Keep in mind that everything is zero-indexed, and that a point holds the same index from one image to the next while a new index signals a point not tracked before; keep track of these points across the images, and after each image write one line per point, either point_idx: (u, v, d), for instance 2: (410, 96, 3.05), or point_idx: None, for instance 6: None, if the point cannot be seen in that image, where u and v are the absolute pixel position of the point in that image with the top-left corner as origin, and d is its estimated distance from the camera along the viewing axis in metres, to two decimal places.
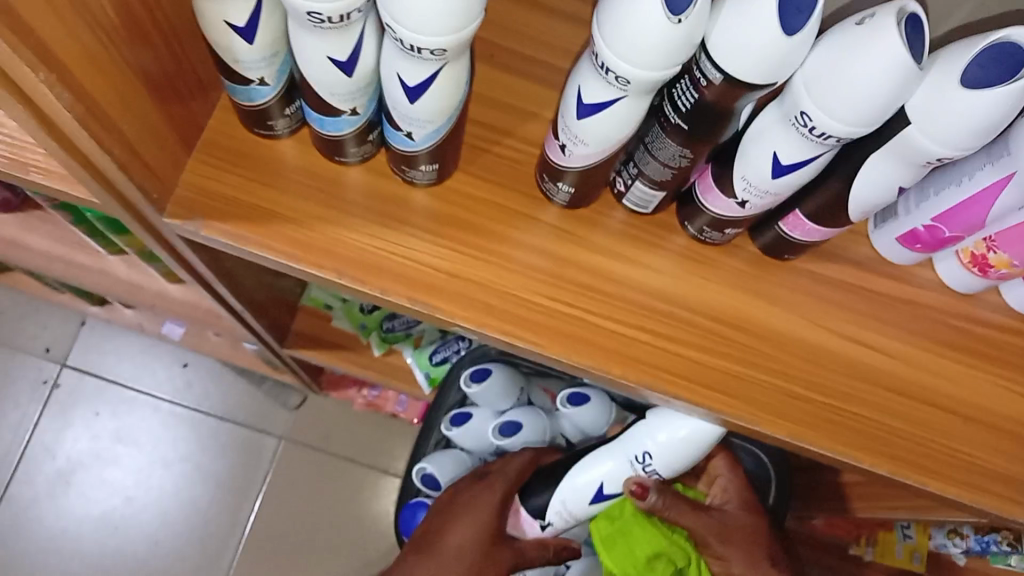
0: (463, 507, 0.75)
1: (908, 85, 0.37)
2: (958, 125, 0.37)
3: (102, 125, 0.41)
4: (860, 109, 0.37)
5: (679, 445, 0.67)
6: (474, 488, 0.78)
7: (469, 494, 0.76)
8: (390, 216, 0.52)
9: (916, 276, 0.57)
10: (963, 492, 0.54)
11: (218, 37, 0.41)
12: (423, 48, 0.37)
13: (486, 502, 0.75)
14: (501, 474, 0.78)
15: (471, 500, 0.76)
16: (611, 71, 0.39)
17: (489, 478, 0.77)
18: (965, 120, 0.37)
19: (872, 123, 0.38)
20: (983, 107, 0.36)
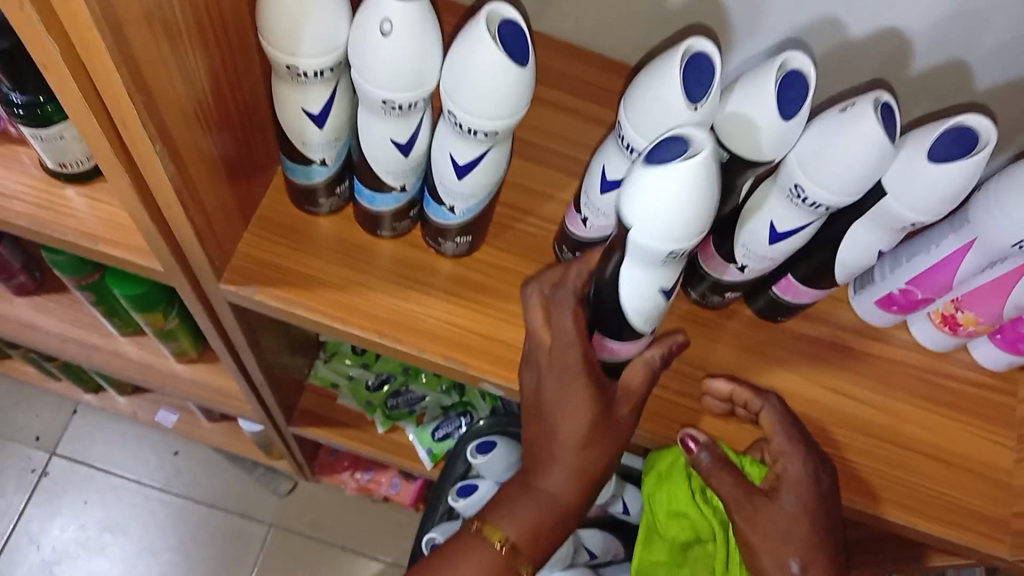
0: (543, 446, 0.52)
1: (886, 160, 0.44)
2: (645, 208, 0.41)
3: (191, 196, 0.45)
4: (846, 181, 0.44)
5: (675, 197, 0.40)
6: (534, 352, 0.52)
7: (548, 393, 0.51)
8: (423, 283, 0.58)
9: (893, 336, 0.64)
10: (949, 531, 0.59)
11: (293, 122, 0.47)
12: (479, 131, 0.44)
13: (569, 395, 0.51)
14: (556, 344, 0.50)
15: (560, 407, 0.51)
16: (634, 150, 0.46)
17: (555, 351, 0.50)
18: (638, 193, 0.41)
19: (856, 192, 0.45)
20: (676, 184, 0.39)
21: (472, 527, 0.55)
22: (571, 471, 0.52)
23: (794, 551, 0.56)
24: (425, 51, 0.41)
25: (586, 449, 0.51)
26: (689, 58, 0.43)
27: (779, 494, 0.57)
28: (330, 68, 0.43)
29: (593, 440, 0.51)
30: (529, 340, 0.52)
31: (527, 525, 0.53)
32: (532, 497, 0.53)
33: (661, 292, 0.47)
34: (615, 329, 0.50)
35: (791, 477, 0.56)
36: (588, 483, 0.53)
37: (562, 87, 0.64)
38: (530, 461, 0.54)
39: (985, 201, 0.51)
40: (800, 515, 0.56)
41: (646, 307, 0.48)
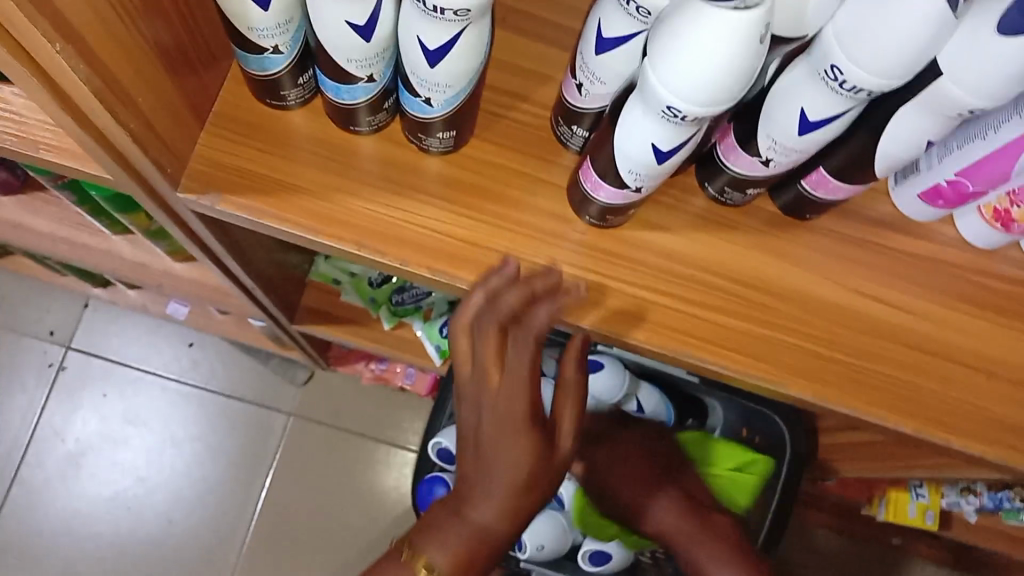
0: (477, 465, 0.52)
1: (941, 35, 0.36)
2: (692, 60, 0.34)
3: (121, 102, 0.40)
4: (892, 61, 0.36)
5: (708, 52, 0.33)
6: (475, 384, 0.50)
7: (486, 424, 0.50)
8: (408, 185, 0.52)
9: (936, 233, 0.57)
10: (987, 449, 0.54)
11: (233, 4, 0.40)
12: (446, 10, 0.36)
13: (514, 453, 0.50)
14: (505, 375, 0.49)
15: (496, 443, 0.50)
16: (633, 1, 0.38)
17: (505, 380, 0.49)
18: (678, 43, 0.34)
19: (903, 74, 0.37)
20: (718, 37, 0.33)
21: (401, 553, 0.55)
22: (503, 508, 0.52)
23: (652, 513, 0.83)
24: None
25: (529, 493, 0.52)
26: None
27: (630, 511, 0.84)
28: None
29: (529, 486, 0.51)
30: (474, 366, 0.50)
31: (458, 552, 0.53)
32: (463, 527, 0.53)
33: (654, 150, 0.41)
34: (604, 168, 0.45)
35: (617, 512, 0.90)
36: None
37: None
38: (463, 489, 0.53)
39: None
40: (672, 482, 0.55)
41: (639, 158, 0.42)
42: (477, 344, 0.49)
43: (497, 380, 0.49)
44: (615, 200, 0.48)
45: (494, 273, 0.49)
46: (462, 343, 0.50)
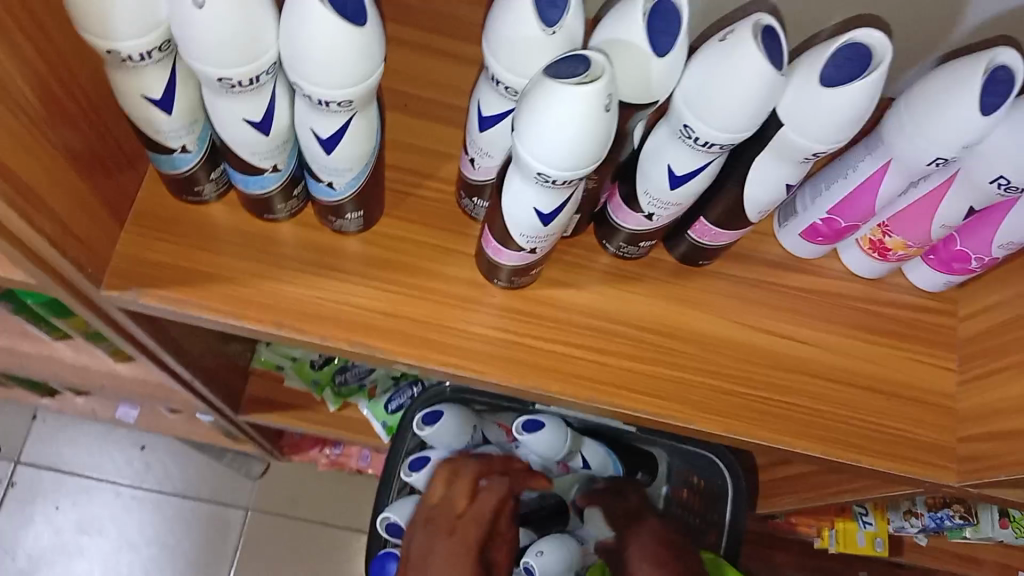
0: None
1: (774, 91, 0.40)
2: (547, 128, 0.38)
3: (35, 205, 0.43)
4: (735, 116, 0.41)
5: (558, 119, 0.37)
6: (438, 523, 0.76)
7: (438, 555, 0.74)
8: (326, 265, 0.55)
9: (826, 267, 0.61)
10: (893, 464, 0.57)
11: (137, 110, 0.43)
12: (330, 101, 0.40)
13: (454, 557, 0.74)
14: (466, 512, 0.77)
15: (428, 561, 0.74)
16: (500, 83, 0.43)
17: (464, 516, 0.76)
18: (534, 113, 0.38)
19: (747, 128, 0.41)
20: (563, 105, 0.37)
21: None
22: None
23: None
24: (255, 18, 0.37)
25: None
26: None
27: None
28: (158, 48, 0.40)
29: None
30: (441, 501, 0.78)
31: None
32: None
33: (537, 213, 0.44)
34: (501, 234, 0.49)
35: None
36: None
37: (454, 38, 0.61)
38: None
39: (894, 121, 0.48)
40: None
41: (525, 222, 0.46)
42: (451, 490, 0.79)
43: (460, 511, 0.77)
44: (518, 261, 0.51)
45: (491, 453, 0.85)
46: (438, 488, 0.80)
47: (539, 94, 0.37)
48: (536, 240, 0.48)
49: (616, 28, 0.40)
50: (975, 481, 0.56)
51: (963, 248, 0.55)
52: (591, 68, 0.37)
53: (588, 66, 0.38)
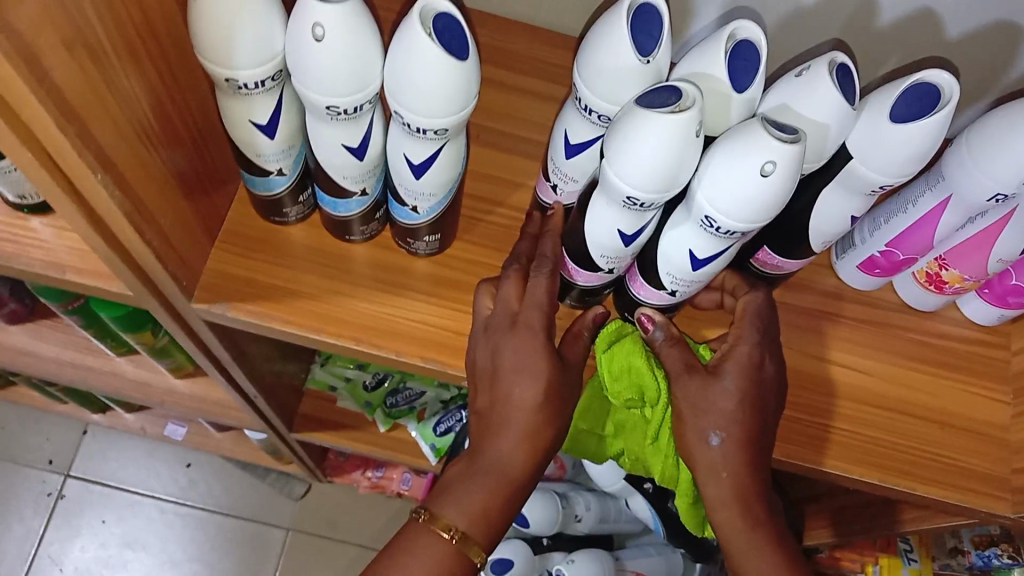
0: (495, 412, 0.51)
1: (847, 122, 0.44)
2: (643, 153, 0.42)
3: (147, 219, 0.45)
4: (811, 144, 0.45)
5: (654, 147, 0.41)
6: (495, 323, 0.52)
7: (511, 354, 0.51)
8: (405, 287, 0.57)
9: (881, 300, 0.63)
10: (947, 492, 0.58)
11: (244, 135, 0.46)
12: (428, 129, 0.43)
13: (530, 351, 0.51)
14: (524, 306, 0.52)
15: (520, 366, 0.51)
16: (593, 111, 0.45)
17: (521, 314, 0.51)
18: (630, 144, 0.42)
19: (821, 157, 0.45)
20: (660, 134, 0.41)
21: (417, 518, 0.52)
22: (522, 437, 0.51)
23: (717, 421, 0.51)
24: (366, 51, 0.40)
25: (543, 414, 0.51)
26: (637, 9, 0.42)
27: (720, 371, 0.52)
28: (271, 78, 0.43)
29: (547, 405, 0.51)
30: (497, 307, 0.53)
31: (478, 510, 0.51)
32: (481, 471, 0.51)
33: (619, 235, 0.49)
34: (579, 254, 0.53)
35: (741, 352, 0.52)
36: (536, 451, 0.51)
37: (526, 73, 0.64)
38: (481, 427, 0.52)
39: (955, 158, 0.50)
40: (732, 391, 0.51)
41: (608, 243, 0.50)
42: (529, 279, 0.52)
43: (519, 300, 0.52)
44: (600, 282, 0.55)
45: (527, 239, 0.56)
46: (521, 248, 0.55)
47: (635, 124, 0.42)
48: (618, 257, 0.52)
49: (699, 63, 0.44)
50: None
51: (1019, 281, 0.57)
52: (683, 98, 0.41)
53: (680, 96, 0.42)
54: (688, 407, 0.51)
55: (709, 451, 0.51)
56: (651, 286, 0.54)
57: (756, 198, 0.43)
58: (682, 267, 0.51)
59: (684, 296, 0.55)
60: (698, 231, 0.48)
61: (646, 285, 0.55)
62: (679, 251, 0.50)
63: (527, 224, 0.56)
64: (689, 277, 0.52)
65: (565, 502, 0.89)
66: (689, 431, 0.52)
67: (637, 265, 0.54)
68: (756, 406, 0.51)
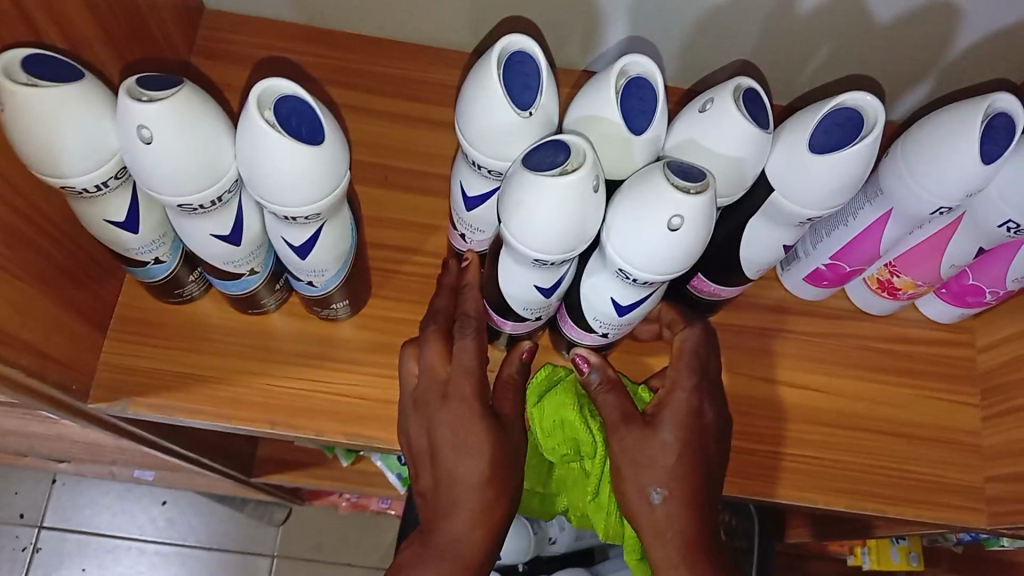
0: (439, 492, 0.47)
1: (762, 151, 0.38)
2: (541, 217, 0.36)
3: (5, 340, 0.41)
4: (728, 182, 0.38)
5: (554, 207, 0.35)
6: (425, 394, 0.48)
7: (444, 429, 0.47)
8: (320, 356, 0.53)
9: (833, 308, 0.59)
10: (919, 510, 0.55)
11: (104, 234, 0.42)
12: (297, 217, 0.38)
13: (465, 422, 0.47)
14: (452, 374, 0.48)
15: (457, 441, 0.47)
16: (482, 167, 0.40)
17: (450, 384, 0.47)
18: (524, 207, 0.36)
19: (739, 188, 0.39)
20: (555, 194, 0.35)
21: None
22: (472, 515, 0.47)
23: (658, 476, 0.46)
24: (207, 142, 0.36)
25: (489, 488, 0.47)
26: (510, 59, 0.37)
27: (659, 421, 0.47)
28: (114, 176, 0.38)
29: (493, 478, 0.47)
30: (421, 378, 0.49)
31: None
32: (432, 554, 0.47)
33: (537, 289, 0.43)
34: (502, 307, 0.48)
35: (679, 399, 0.48)
36: (489, 527, 0.47)
37: (433, 102, 0.59)
38: (426, 508, 0.48)
39: (893, 169, 0.46)
40: (673, 442, 0.47)
41: (528, 298, 0.44)
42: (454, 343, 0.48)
43: (447, 367, 0.48)
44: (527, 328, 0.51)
45: (446, 289, 0.51)
46: (440, 301, 0.51)
47: (529, 183, 0.35)
48: (537, 308, 0.46)
49: (590, 106, 0.38)
50: (1006, 523, 0.54)
51: (976, 282, 0.53)
52: (572, 156, 0.36)
53: (569, 152, 0.36)
54: (628, 464, 0.47)
55: (654, 508, 0.47)
56: (581, 327, 0.48)
57: (668, 250, 0.36)
58: (608, 314, 0.44)
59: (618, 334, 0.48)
60: (615, 279, 0.41)
61: (578, 327, 0.48)
62: (601, 300, 0.43)
63: (444, 276, 0.52)
64: (615, 321, 0.45)
65: (538, 526, 0.85)
66: (630, 488, 0.47)
67: (564, 305, 0.47)
68: (701, 454, 0.47)
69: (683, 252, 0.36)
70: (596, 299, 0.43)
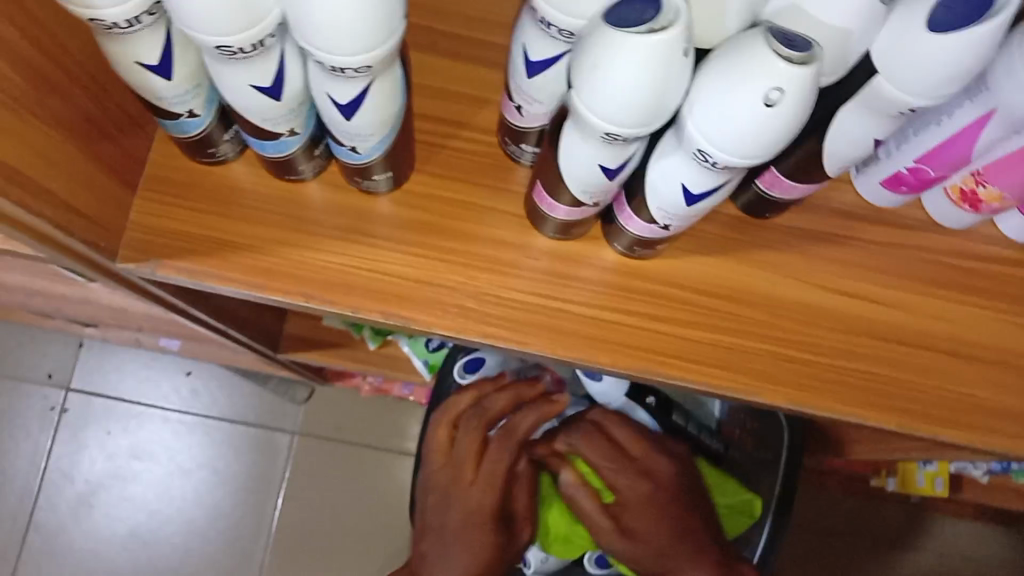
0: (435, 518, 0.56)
1: (870, 24, 0.34)
2: (621, 81, 0.32)
3: (28, 189, 0.39)
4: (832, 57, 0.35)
5: (635, 71, 0.32)
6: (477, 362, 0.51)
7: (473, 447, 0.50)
8: (357, 230, 0.51)
9: (905, 219, 0.55)
10: (973, 435, 0.52)
11: (135, 78, 0.39)
12: (346, 68, 0.35)
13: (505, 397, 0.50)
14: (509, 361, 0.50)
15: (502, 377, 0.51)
16: (551, 25, 0.36)
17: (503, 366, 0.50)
18: (603, 69, 0.32)
19: (841, 65, 0.35)
20: (639, 57, 0.31)
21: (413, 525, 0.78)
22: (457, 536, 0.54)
23: None
24: None
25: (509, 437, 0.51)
26: None
27: None
28: (147, 12, 0.34)
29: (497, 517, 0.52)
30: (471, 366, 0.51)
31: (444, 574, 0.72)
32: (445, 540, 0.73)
33: (602, 170, 0.39)
34: (555, 188, 0.45)
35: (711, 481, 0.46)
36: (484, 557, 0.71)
37: None
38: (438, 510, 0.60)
39: (1005, 63, 0.41)
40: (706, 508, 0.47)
41: (589, 179, 0.41)
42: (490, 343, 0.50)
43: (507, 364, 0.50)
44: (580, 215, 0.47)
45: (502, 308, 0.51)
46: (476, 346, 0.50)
47: (611, 41, 0.31)
48: (601, 191, 0.42)
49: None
50: None
51: None
52: (662, 12, 0.31)
53: (658, 8, 0.31)
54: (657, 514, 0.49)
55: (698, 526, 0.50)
56: (641, 219, 0.45)
57: (754, 132, 0.33)
58: (675, 203, 0.41)
59: (683, 227, 0.45)
60: (692, 163, 0.37)
61: (637, 219, 0.45)
62: (670, 186, 0.40)
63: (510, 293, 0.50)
64: (681, 212, 0.42)
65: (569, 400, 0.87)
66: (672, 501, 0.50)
67: (624, 192, 0.44)
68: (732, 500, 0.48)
69: (774, 135, 0.33)
70: (664, 185, 0.40)
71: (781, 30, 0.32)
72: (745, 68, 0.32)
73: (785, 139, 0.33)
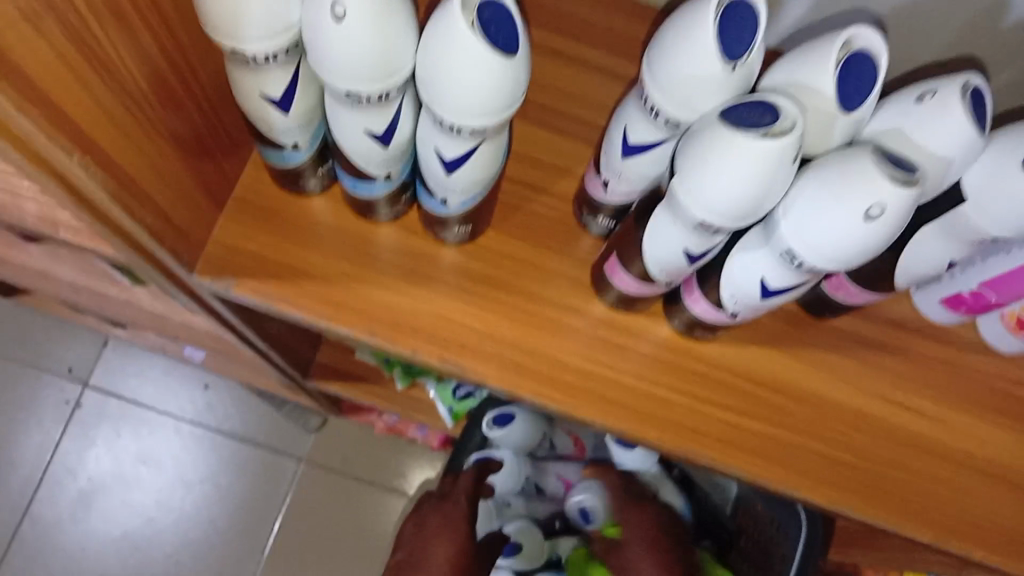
0: None
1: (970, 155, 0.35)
2: (728, 179, 0.34)
3: (137, 199, 0.40)
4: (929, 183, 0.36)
5: (744, 171, 0.33)
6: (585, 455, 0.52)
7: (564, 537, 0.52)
8: (426, 276, 0.52)
9: (958, 336, 0.56)
10: (1008, 562, 0.52)
11: (255, 109, 0.40)
12: (463, 129, 0.36)
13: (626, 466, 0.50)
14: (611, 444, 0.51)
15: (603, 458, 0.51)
16: (660, 114, 0.37)
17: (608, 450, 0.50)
18: (712, 165, 0.34)
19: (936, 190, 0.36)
20: (750, 159, 0.33)
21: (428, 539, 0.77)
22: None
23: None
24: (393, 36, 0.33)
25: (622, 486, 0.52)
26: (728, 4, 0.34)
27: None
28: (284, 50, 0.36)
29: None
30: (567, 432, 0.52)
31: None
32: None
33: (685, 254, 0.41)
34: (630, 261, 0.46)
35: None
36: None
37: (588, 38, 0.56)
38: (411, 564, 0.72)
39: None
40: None
41: (670, 261, 0.42)
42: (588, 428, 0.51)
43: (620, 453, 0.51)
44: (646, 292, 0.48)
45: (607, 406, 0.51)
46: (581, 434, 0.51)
47: (725, 140, 0.33)
48: (676, 272, 0.44)
49: (801, 71, 0.35)
50: None
51: None
52: (781, 119, 0.33)
53: (777, 115, 0.33)
54: None
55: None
56: (710, 301, 0.46)
57: (847, 244, 0.34)
58: (749, 295, 0.42)
59: (748, 317, 0.46)
60: (776, 261, 0.39)
61: (706, 301, 0.47)
62: (747, 279, 0.41)
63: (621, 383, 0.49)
64: (754, 304, 0.43)
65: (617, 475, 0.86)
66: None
67: (697, 276, 0.46)
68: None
69: (866, 248, 0.34)
70: (742, 277, 0.41)
71: (887, 153, 0.34)
72: (849, 183, 0.33)
73: (874, 252, 0.35)
